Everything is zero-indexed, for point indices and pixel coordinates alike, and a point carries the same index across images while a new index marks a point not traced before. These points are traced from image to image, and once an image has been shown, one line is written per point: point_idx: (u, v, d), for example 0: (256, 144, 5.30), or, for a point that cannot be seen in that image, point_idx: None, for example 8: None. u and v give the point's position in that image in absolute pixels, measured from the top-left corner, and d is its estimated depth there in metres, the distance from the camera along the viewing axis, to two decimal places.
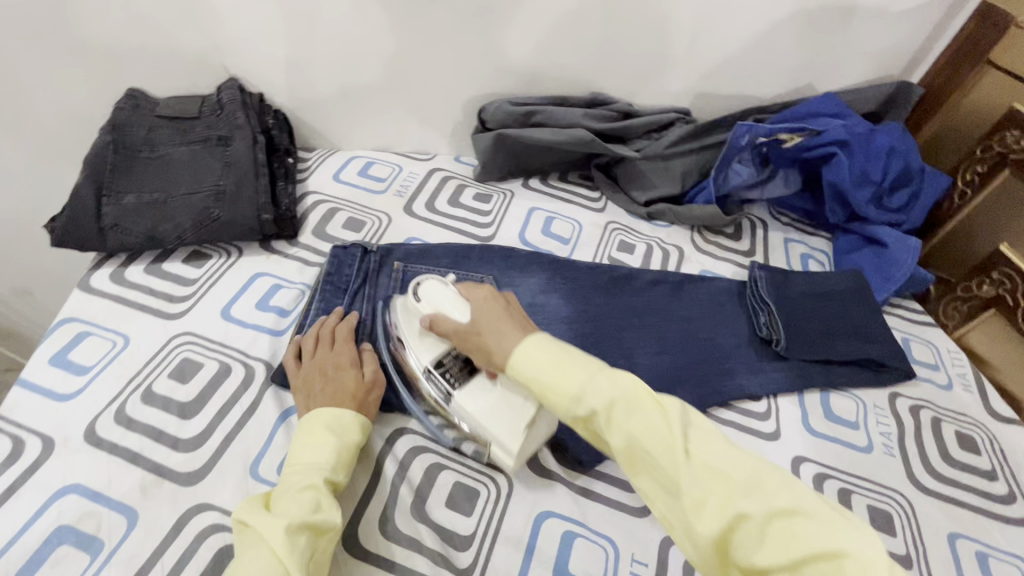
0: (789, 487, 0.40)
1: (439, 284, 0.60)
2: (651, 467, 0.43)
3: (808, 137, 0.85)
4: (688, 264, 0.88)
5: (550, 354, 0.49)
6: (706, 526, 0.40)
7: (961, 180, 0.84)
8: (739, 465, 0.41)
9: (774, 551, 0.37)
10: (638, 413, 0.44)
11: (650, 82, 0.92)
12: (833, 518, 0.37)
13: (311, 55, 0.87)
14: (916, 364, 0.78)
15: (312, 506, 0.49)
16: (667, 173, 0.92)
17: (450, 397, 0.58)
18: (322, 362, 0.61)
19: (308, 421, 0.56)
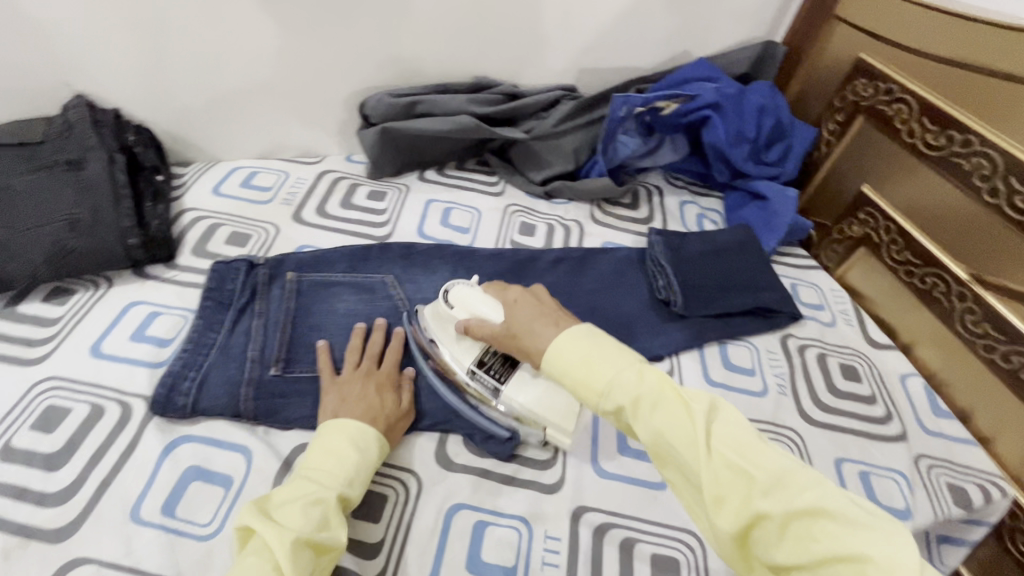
0: (822, 489, 0.38)
1: (467, 288, 0.63)
2: (676, 461, 0.44)
3: (683, 103, 0.88)
4: (589, 238, 0.89)
5: (582, 348, 0.49)
6: (726, 522, 0.40)
7: (825, 130, 0.90)
8: (764, 463, 0.40)
9: (793, 550, 0.37)
10: (663, 409, 0.44)
11: (532, 62, 0.92)
12: (865, 524, 0.36)
13: (167, 62, 0.81)
14: (802, 306, 0.83)
15: (320, 521, 0.47)
16: (559, 151, 0.93)
17: (498, 391, 0.60)
18: (370, 377, 0.61)
19: (333, 430, 0.54)
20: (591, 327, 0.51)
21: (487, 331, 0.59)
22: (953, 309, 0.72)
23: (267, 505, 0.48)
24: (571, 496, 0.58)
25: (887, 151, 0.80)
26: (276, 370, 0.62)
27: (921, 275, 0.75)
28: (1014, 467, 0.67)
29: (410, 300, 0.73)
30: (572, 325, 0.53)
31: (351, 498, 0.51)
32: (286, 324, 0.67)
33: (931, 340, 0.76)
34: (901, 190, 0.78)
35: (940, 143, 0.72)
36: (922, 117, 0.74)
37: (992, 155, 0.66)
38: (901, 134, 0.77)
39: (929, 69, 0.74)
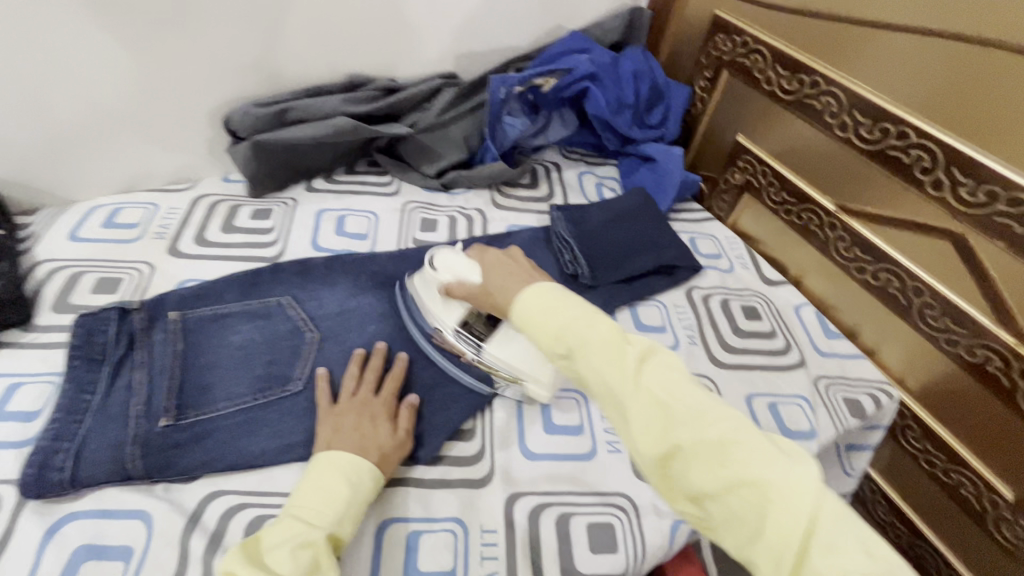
0: (742, 425, 0.40)
1: (452, 252, 0.66)
2: (606, 397, 0.45)
3: (560, 78, 0.89)
4: (493, 224, 0.89)
5: (545, 297, 0.50)
6: (646, 450, 0.41)
7: (698, 87, 0.94)
8: (688, 398, 0.42)
9: (705, 475, 0.39)
10: (601, 347, 0.45)
11: (405, 53, 0.90)
12: (778, 455, 0.38)
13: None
14: (702, 257, 0.87)
15: (309, 567, 0.45)
16: (448, 141, 0.91)
17: (482, 349, 0.63)
18: (364, 407, 0.58)
19: (324, 465, 0.52)
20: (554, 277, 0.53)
21: (465, 290, 0.62)
22: (828, 239, 0.78)
23: (257, 550, 0.47)
24: (503, 485, 0.58)
25: (754, 100, 0.84)
26: (166, 421, 0.57)
27: (798, 211, 0.81)
28: (896, 372, 0.74)
29: (313, 318, 0.69)
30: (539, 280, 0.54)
31: (344, 537, 0.49)
32: (175, 369, 0.61)
33: (816, 270, 0.82)
34: (770, 135, 0.83)
35: (793, 88, 0.77)
36: (776, 65, 0.78)
37: (837, 93, 0.71)
38: (761, 83, 0.82)
39: (775, 19, 0.78)
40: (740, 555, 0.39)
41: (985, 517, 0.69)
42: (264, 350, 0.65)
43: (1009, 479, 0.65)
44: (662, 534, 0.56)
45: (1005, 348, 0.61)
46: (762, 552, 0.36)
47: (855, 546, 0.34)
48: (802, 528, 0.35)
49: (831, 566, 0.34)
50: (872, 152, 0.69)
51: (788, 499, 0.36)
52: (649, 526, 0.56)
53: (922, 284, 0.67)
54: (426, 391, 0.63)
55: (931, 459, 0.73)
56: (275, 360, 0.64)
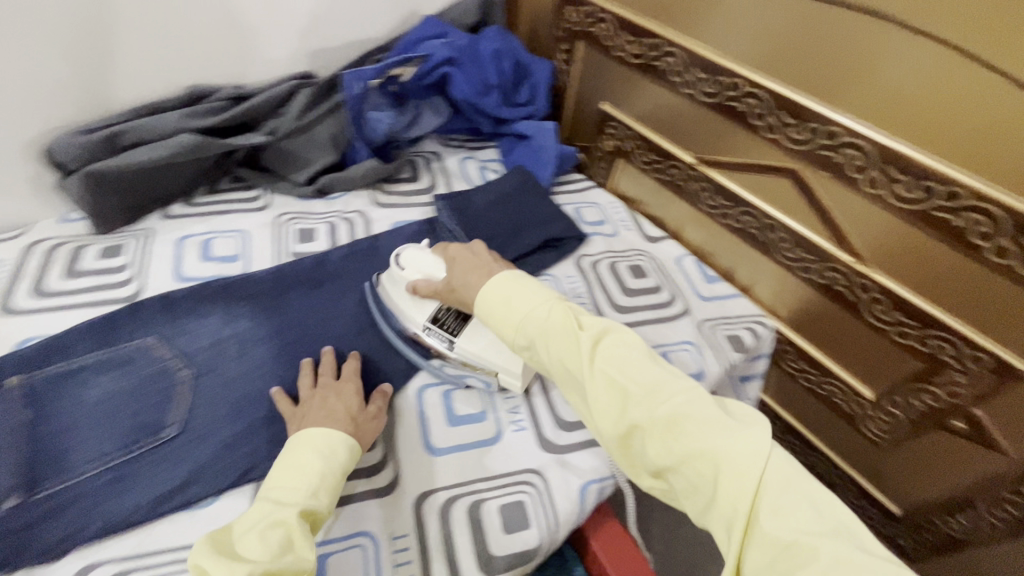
0: (690, 401, 0.47)
1: (421, 251, 0.69)
2: (572, 384, 0.52)
3: (418, 66, 0.87)
4: (376, 223, 0.85)
5: (505, 291, 0.57)
6: (609, 431, 0.49)
7: (559, 60, 0.95)
8: (640, 379, 0.49)
9: (661, 450, 0.46)
10: (561, 340, 0.53)
11: (250, 56, 0.84)
12: (724, 426, 0.45)
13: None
14: (587, 225, 0.90)
15: (280, 546, 0.44)
16: (315, 144, 0.86)
17: (452, 343, 0.65)
18: (328, 391, 0.59)
19: (298, 443, 0.52)
20: (520, 271, 0.60)
21: (432, 286, 0.65)
22: (693, 192, 0.83)
23: (226, 542, 0.45)
24: (410, 488, 0.57)
25: (610, 67, 0.87)
26: (17, 499, 0.51)
27: (665, 168, 0.85)
28: (768, 304, 0.81)
29: (185, 355, 0.64)
30: (502, 270, 0.61)
31: (318, 514, 0.49)
32: (22, 440, 0.55)
33: (691, 222, 0.87)
34: (632, 99, 0.86)
35: (639, 52, 0.80)
36: (622, 32, 0.81)
37: (677, 52, 0.74)
38: (612, 51, 0.84)
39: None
40: (699, 516, 0.46)
41: (855, 418, 0.77)
42: (129, 399, 0.59)
43: (866, 380, 0.73)
44: (570, 499, 0.58)
45: (846, 268, 0.67)
46: (716, 513, 0.44)
47: (795, 502, 0.41)
48: (747, 489, 0.42)
49: (774, 522, 0.41)
50: (713, 105, 0.73)
51: (734, 466, 0.43)
52: (559, 496, 0.58)
53: (774, 221, 0.73)
54: None
55: (807, 376, 0.80)
56: (141, 410, 0.58)
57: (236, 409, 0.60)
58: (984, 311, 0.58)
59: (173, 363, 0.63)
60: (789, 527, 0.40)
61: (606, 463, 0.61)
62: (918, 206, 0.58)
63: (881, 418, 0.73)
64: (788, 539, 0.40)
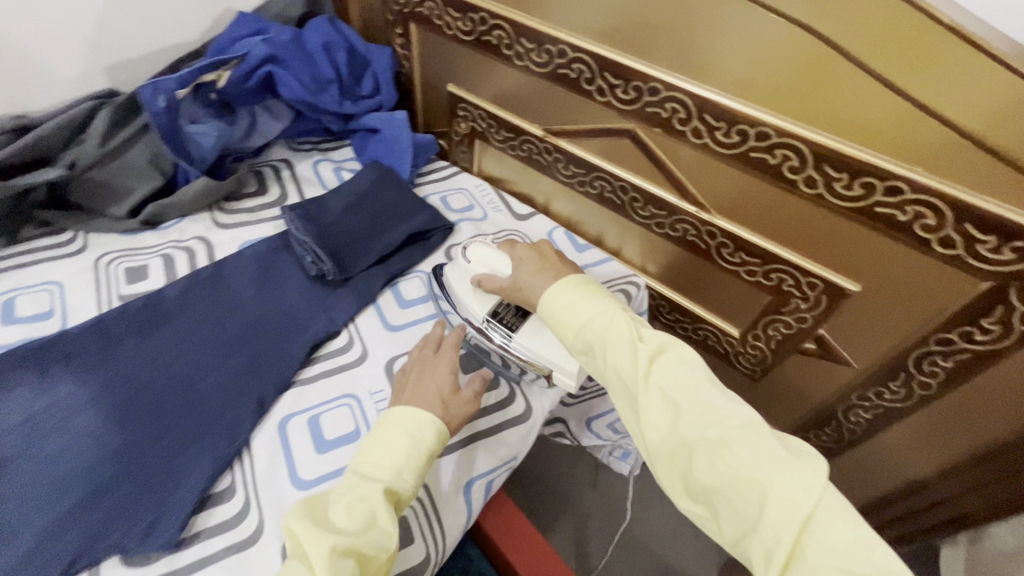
0: (749, 427, 0.46)
1: (485, 246, 0.68)
2: (624, 391, 0.52)
3: (235, 68, 0.79)
4: (221, 248, 0.77)
5: (570, 295, 0.58)
6: (658, 441, 0.49)
7: (396, 45, 0.90)
8: (698, 396, 0.48)
9: (705, 469, 0.46)
10: (620, 346, 0.53)
11: (24, 77, 0.72)
12: (774, 455, 0.44)
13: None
14: (455, 213, 0.87)
15: (365, 522, 0.47)
16: (132, 170, 0.77)
17: (511, 339, 0.65)
18: (430, 365, 0.60)
19: (389, 421, 0.54)
20: (591, 279, 0.60)
21: (496, 283, 0.65)
22: (548, 163, 0.82)
23: (314, 509, 0.48)
24: (279, 531, 0.53)
25: (448, 47, 0.83)
26: None
27: (519, 144, 0.84)
28: (639, 263, 0.83)
29: None
30: (569, 276, 0.61)
31: (402, 494, 0.50)
32: None
33: (557, 194, 0.87)
34: (478, 78, 0.83)
35: (470, 28, 0.77)
36: (448, 9, 0.77)
37: (503, 25, 0.72)
38: (445, 29, 0.80)
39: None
40: (737, 545, 0.45)
41: (728, 355, 0.81)
42: None
43: (730, 319, 0.77)
44: (459, 503, 0.57)
45: (692, 218, 0.70)
46: (756, 543, 0.43)
47: (840, 538, 0.41)
48: (793, 522, 0.41)
49: (815, 561, 0.40)
50: (548, 75, 0.72)
51: (780, 499, 0.42)
52: (444, 501, 0.56)
53: (625, 182, 0.74)
54: (159, 468, 0.54)
55: (682, 324, 0.84)
56: None
57: (56, 491, 0.52)
58: (884, 277, 0.59)
59: None
60: (832, 562, 0.40)
61: (491, 456, 0.61)
62: (739, 148, 0.60)
63: (749, 352, 0.78)
64: None
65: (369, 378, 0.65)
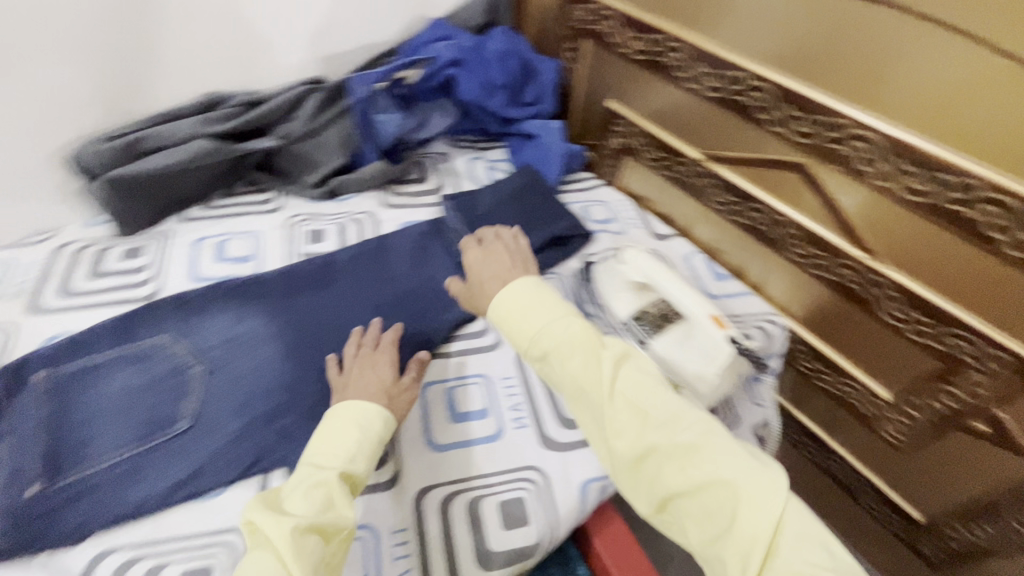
0: (712, 433, 0.48)
1: (646, 256, 0.72)
2: (587, 401, 0.52)
3: (425, 68, 0.88)
4: (384, 224, 0.87)
5: (524, 297, 0.57)
6: (625, 452, 0.49)
7: (565, 59, 0.95)
8: (658, 404, 0.50)
9: (674, 474, 0.47)
10: (581, 356, 0.53)
11: (261, 61, 0.87)
12: (738, 457, 0.46)
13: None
14: (595, 223, 0.90)
15: (324, 504, 0.47)
16: (325, 147, 0.88)
17: (645, 344, 0.66)
18: (368, 361, 0.61)
19: (333, 417, 0.54)
20: (539, 280, 0.59)
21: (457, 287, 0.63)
22: (699, 187, 0.82)
23: (273, 498, 0.48)
24: (410, 483, 0.58)
25: (616, 64, 0.86)
26: (41, 485, 0.55)
27: (672, 164, 0.84)
28: (781, 302, 0.79)
29: (198, 350, 0.67)
30: (515, 277, 0.60)
31: (357, 478, 0.51)
32: (47, 430, 0.58)
33: (700, 219, 0.85)
34: (640, 97, 0.85)
35: (644, 48, 0.79)
36: (626, 28, 0.80)
37: (680, 47, 0.73)
38: (616, 47, 0.84)
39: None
40: (704, 552, 0.46)
41: (870, 420, 0.75)
42: (144, 393, 0.62)
43: (885, 380, 0.71)
44: (571, 498, 0.58)
45: (860, 265, 0.65)
46: (730, 544, 0.43)
47: (807, 537, 0.42)
48: (765, 522, 0.43)
49: (786, 556, 0.41)
50: (718, 100, 0.72)
51: (746, 496, 0.44)
52: (557, 492, 0.58)
53: (787, 218, 0.71)
54: (318, 405, 0.63)
55: (823, 377, 0.78)
56: (154, 405, 0.61)
57: (244, 403, 0.63)
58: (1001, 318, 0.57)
59: (187, 358, 0.66)
60: (804, 560, 0.41)
61: None
62: (929, 198, 0.56)
63: (898, 420, 0.71)
64: (801, 569, 0.41)
65: (501, 365, 0.69)
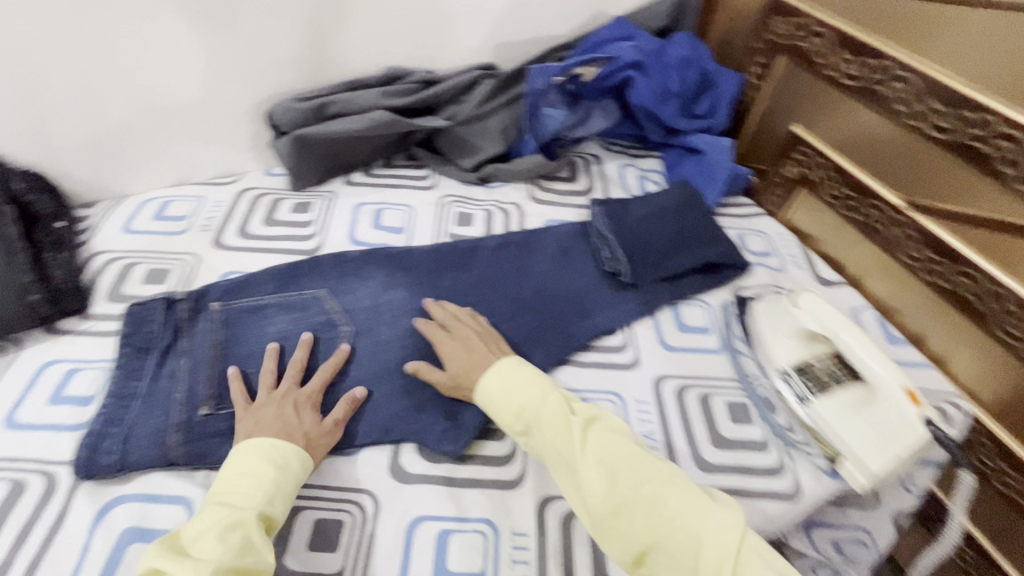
0: (675, 481, 0.48)
1: (825, 305, 0.65)
2: (564, 465, 0.52)
3: (602, 66, 0.86)
4: (530, 219, 0.86)
5: (504, 368, 0.59)
6: (599, 511, 0.48)
7: (750, 74, 0.88)
8: (625, 458, 0.50)
9: (645, 526, 0.46)
10: (552, 423, 0.53)
11: (444, 42, 0.88)
12: (702, 504, 0.46)
13: (30, 100, 0.71)
14: (751, 254, 0.83)
15: (241, 546, 0.45)
16: (486, 133, 0.89)
17: (807, 401, 0.60)
18: (284, 400, 0.58)
19: (247, 451, 0.52)
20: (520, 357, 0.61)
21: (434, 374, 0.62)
22: (893, 238, 0.72)
23: (180, 543, 0.45)
24: (534, 489, 0.57)
25: (811, 85, 0.79)
26: (207, 410, 0.60)
27: (861, 207, 0.75)
28: (967, 385, 0.68)
29: (348, 311, 0.70)
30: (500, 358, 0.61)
31: (273, 518, 0.49)
32: (217, 358, 0.64)
33: (878, 271, 0.76)
34: (833, 125, 0.77)
35: (860, 73, 0.71)
36: (840, 49, 0.72)
37: (911, 78, 0.65)
38: (821, 68, 0.76)
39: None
40: None
41: None
42: (300, 343, 0.67)
43: None
44: None
45: None
46: None
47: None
48: (730, 564, 0.42)
49: None
50: (948, 143, 0.64)
51: (714, 542, 0.43)
52: None
53: (1005, 289, 0.62)
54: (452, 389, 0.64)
55: (1009, 482, 0.67)
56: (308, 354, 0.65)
57: (385, 371, 0.65)
58: None
59: (340, 318, 0.69)
60: None
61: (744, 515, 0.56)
62: None
63: None
64: None
65: (636, 387, 0.66)
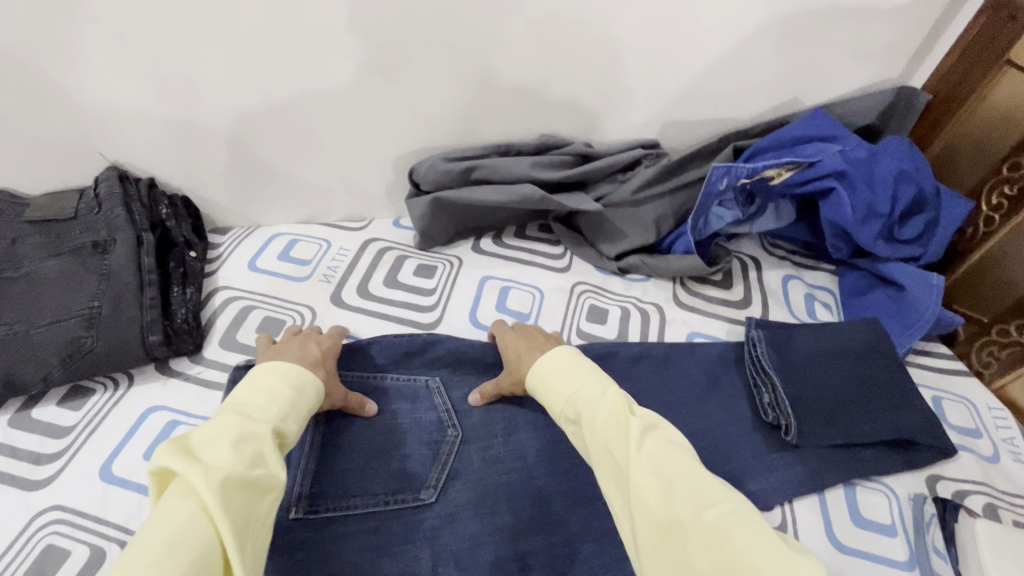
0: (747, 513, 0.38)
1: None
2: (612, 466, 0.45)
3: (800, 171, 0.73)
4: (672, 328, 0.74)
5: (563, 360, 0.54)
6: (645, 528, 0.40)
7: (986, 203, 0.71)
8: (683, 472, 0.41)
9: (697, 556, 0.37)
10: (607, 419, 0.47)
11: (609, 115, 0.78)
12: (775, 540, 0.36)
13: (190, 127, 0.71)
14: (952, 430, 0.66)
15: (254, 458, 0.41)
16: (637, 221, 0.78)
17: None
18: (306, 340, 0.59)
19: (266, 371, 0.50)
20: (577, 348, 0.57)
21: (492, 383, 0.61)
22: None
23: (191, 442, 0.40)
24: None
25: None
26: (296, 512, 0.52)
27: None
28: None
29: (458, 410, 0.62)
30: (558, 346, 0.58)
31: (286, 436, 0.46)
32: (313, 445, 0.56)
33: None
34: None
35: None
36: None
37: None
38: None
39: None
40: None
41: None
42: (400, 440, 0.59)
43: None
44: None
45: None
46: None
47: None
48: None
49: None
50: None
51: None
52: None
53: None
54: (567, 545, 0.54)
55: None
56: (409, 458, 0.58)
57: (492, 500, 0.56)
58: None
59: (449, 417, 0.61)
60: None
61: None
62: None
63: None
64: None
65: None
